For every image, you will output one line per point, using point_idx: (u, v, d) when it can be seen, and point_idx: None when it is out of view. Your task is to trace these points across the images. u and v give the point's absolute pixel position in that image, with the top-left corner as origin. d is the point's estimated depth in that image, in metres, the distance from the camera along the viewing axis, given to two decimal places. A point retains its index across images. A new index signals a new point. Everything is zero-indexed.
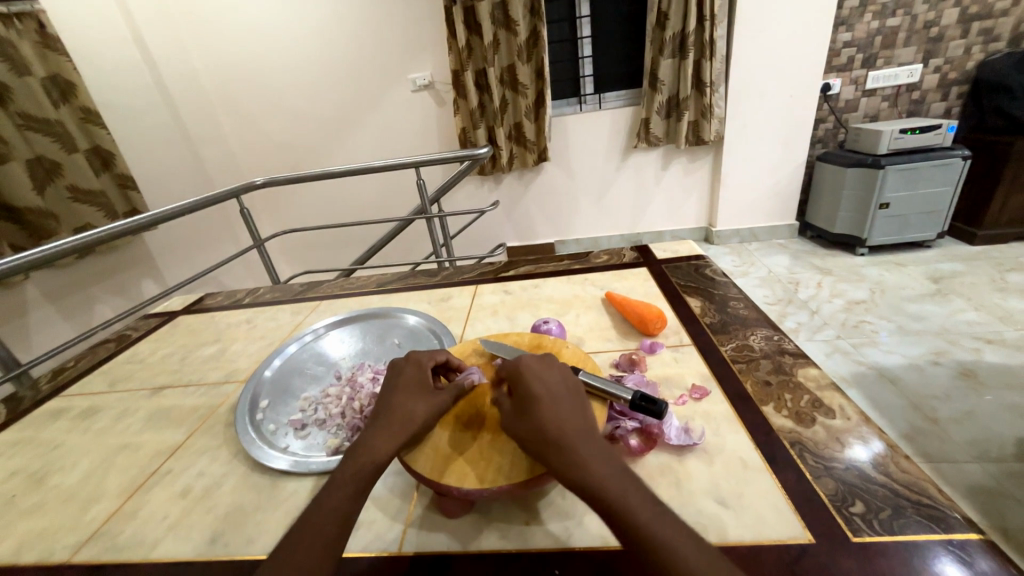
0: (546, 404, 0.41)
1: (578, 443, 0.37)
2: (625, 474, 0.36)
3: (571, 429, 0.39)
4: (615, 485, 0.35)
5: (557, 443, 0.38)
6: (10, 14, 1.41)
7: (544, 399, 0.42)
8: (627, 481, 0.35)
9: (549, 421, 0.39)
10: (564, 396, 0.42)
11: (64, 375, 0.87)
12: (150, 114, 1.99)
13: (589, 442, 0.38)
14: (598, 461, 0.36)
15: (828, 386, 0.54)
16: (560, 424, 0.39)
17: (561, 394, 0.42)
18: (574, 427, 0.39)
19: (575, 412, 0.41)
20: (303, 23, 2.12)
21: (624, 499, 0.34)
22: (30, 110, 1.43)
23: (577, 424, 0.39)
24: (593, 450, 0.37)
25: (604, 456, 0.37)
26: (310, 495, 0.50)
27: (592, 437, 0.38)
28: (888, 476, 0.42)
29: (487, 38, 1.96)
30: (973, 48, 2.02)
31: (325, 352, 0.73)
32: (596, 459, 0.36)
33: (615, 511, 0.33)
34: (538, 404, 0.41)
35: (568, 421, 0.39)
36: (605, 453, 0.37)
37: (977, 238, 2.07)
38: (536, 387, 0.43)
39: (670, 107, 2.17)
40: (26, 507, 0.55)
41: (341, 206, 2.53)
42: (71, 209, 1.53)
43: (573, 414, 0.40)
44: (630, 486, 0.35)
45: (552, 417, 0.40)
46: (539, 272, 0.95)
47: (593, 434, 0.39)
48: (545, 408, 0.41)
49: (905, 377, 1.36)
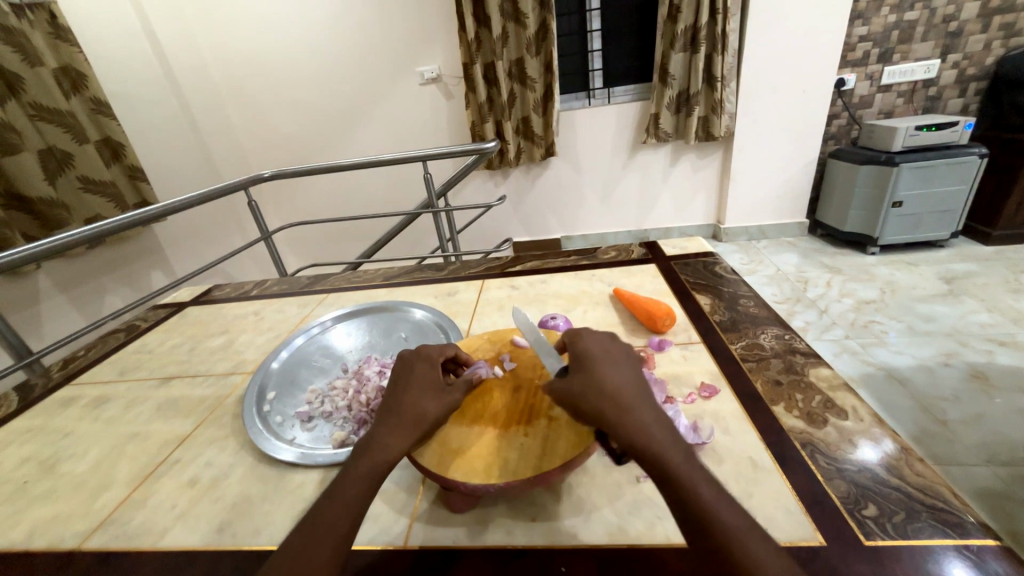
0: (609, 371, 0.39)
1: (641, 411, 0.36)
2: (685, 445, 0.35)
3: (634, 394, 0.37)
4: (676, 456, 0.34)
5: (620, 407, 0.36)
6: (23, 5, 1.42)
7: (607, 361, 0.40)
8: (688, 454, 0.34)
9: (614, 382, 0.38)
10: (627, 362, 0.41)
11: (75, 363, 0.88)
12: (159, 105, 2.00)
13: (651, 411, 0.37)
14: (660, 429, 0.35)
15: (841, 387, 0.53)
16: (624, 387, 0.38)
17: (623, 359, 0.41)
18: (638, 399, 0.37)
19: (637, 377, 0.40)
20: (312, 15, 2.11)
21: (686, 471, 0.33)
22: (42, 101, 1.44)
23: (641, 391, 0.38)
24: (655, 418, 0.36)
25: (664, 425, 0.36)
26: (317, 486, 0.50)
27: (654, 411, 0.37)
28: (901, 479, 0.42)
29: (496, 31, 1.94)
30: (993, 42, 1.97)
31: (331, 344, 0.74)
32: (658, 427, 0.35)
33: (676, 481, 0.32)
34: (601, 365, 0.40)
35: (634, 392, 0.38)
36: (666, 423, 0.36)
37: (991, 238, 2.04)
38: (597, 351, 0.42)
39: (680, 102, 2.14)
40: (39, 493, 0.56)
41: (348, 200, 2.53)
42: (84, 200, 1.55)
43: (636, 380, 0.39)
44: (689, 458, 0.34)
45: (616, 379, 0.38)
46: (546, 267, 0.94)
47: (653, 403, 0.38)
48: (609, 370, 0.39)
49: (914, 378, 1.34)
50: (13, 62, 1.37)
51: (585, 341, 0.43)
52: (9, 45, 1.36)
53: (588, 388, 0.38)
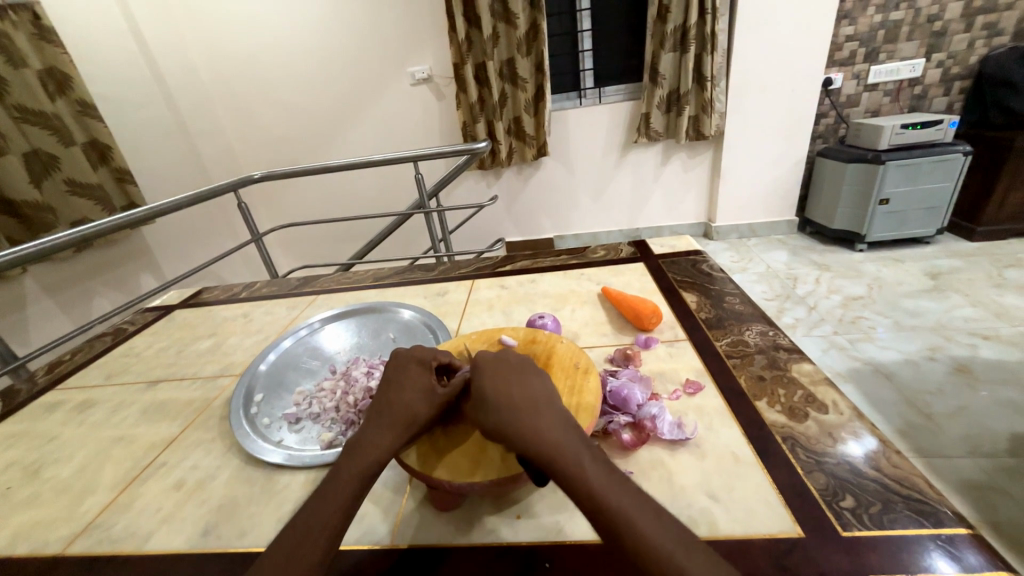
0: (505, 383, 0.41)
1: (536, 414, 0.38)
2: (584, 445, 0.36)
3: (531, 401, 0.39)
4: (572, 454, 0.35)
5: (517, 414, 0.38)
6: (5, 5, 1.40)
7: (509, 375, 0.42)
8: (586, 450, 0.36)
9: (512, 395, 0.40)
10: (531, 373, 0.43)
11: (61, 368, 0.87)
12: (146, 107, 1.97)
13: (551, 414, 0.38)
14: (559, 432, 0.37)
15: (822, 382, 0.54)
16: (523, 398, 0.40)
17: (528, 371, 0.43)
18: (535, 404, 0.39)
19: (537, 385, 0.42)
20: (302, 15, 2.10)
21: (582, 465, 0.34)
22: (27, 104, 1.42)
23: (542, 398, 0.40)
24: (553, 421, 0.38)
25: (565, 427, 0.37)
26: (303, 487, 0.50)
27: (554, 412, 0.39)
28: (879, 471, 0.42)
29: (487, 31, 1.95)
30: (976, 42, 2.01)
31: (320, 346, 0.73)
32: (555, 428, 0.37)
33: (571, 479, 0.34)
34: (501, 378, 0.42)
35: (530, 398, 0.40)
36: (567, 425, 0.38)
37: (975, 234, 2.07)
38: (500, 364, 0.43)
39: (670, 101, 2.15)
40: (22, 498, 0.56)
41: (340, 201, 2.52)
42: (70, 203, 1.53)
43: (539, 390, 0.41)
44: (588, 455, 0.35)
45: (516, 390, 0.40)
46: (535, 267, 0.94)
47: (555, 409, 0.39)
48: (508, 384, 0.41)
49: (901, 372, 1.36)
50: None
51: (488, 356, 0.44)
52: None
53: (489, 403, 0.40)
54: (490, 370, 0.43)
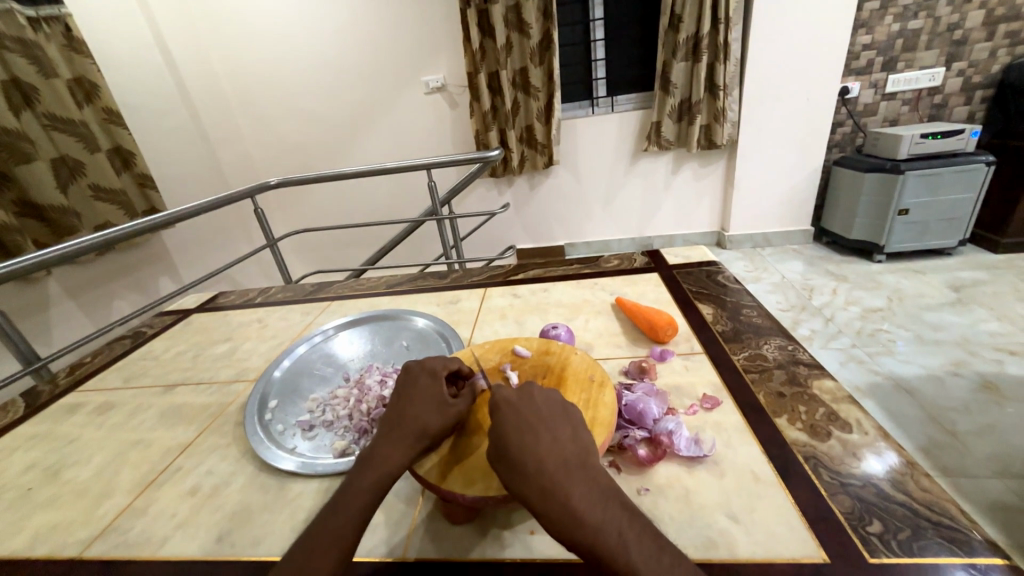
0: (534, 443, 0.38)
1: (570, 484, 0.35)
2: (623, 515, 0.34)
3: (562, 466, 0.36)
4: (613, 531, 0.33)
5: (549, 484, 0.35)
6: (39, 18, 1.46)
7: (535, 429, 0.39)
8: (627, 522, 0.34)
9: (542, 458, 0.37)
10: (557, 423, 0.40)
11: (81, 370, 0.88)
12: (168, 115, 2.02)
13: (584, 481, 0.36)
14: (594, 505, 0.34)
15: (845, 399, 0.52)
16: (553, 460, 0.37)
17: (553, 420, 0.40)
18: (566, 469, 0.36)
19: (567, 440, 0.39)
20: (320, 25, 2.15)
21: (625, 545, 0.32)
22: (56, 111, 1.46)
23: (573, 459, 0.37)
24: (588, 491, 0.35)
25: (600, 496, 0.35)
26: (316, 496, 0.50)
27: (588, 478, 0.36)
28: (907, 494, 0.41)
29: (500, 41, 1.97)
30: (998, 50, 1.97)
31: (334, 353, 0.74)
32: (590, 500, 0.35)
33: (615, 562, 0.32)
34: (527, 434, 0.38)
35: (560, 460, 0.37)
36: (603, 492, 0.36)
37: (1000, 246, 2.02)
38: (521, 417, 0.40)
39: (683, 110, 2.15)
40: (41, 500, 0.57)
41: (353, 207, 2.55)
42: (93, 207, 1.57)
43: (568, 446, 0.38)
44: (629, 530, 0.33)
45: (545, 451, 0.37)
46: (548, 276, 0.94)
47: (588, 471, 0.37)
48: (537, 441, 0.38)
49: (922, 388, 1.32)
50: (28, 73, 1.40)
51: (512, 402, 0.41)
52: (24, 56, 1.39)
53: (516, 468, 0.36)
54: (512, 424, 0.39)
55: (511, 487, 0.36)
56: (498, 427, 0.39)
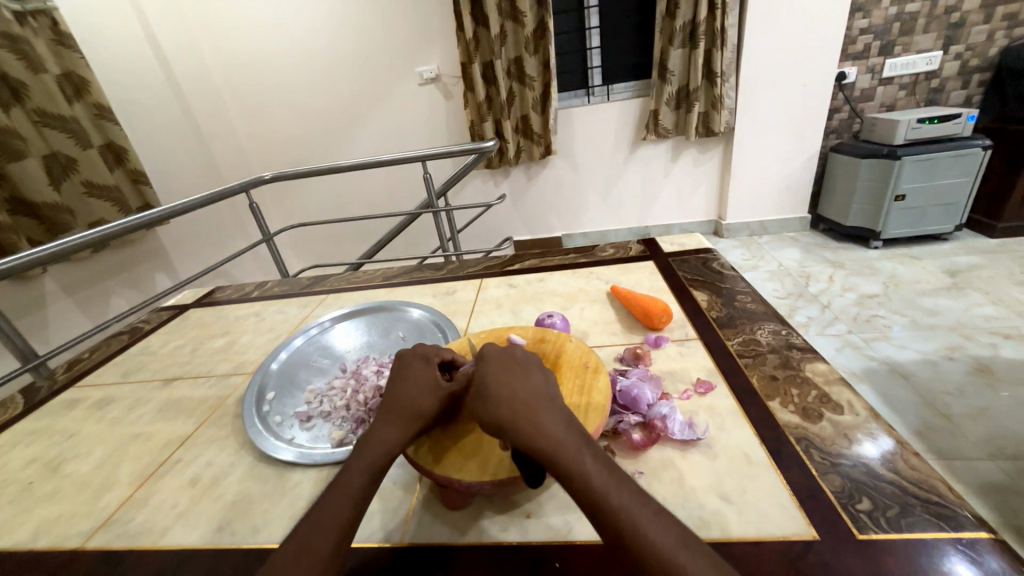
0: (509, 381, 0.41)
1: (538, 411, 0.38)
2: (586, 441, 0.36)
3: (532, 397, 0.39)
4: (571, 448, 0.35)
5: (518, 410, 0.38)
6: (25, 12, 1.44)
7: (512, 369, 0.42)
8: (586, 444, 0.36)
9: (514, 391, 0.40)
10: (535, 367, 0.43)
11: (80, 366, 0.89)
12: (160, 110, 2.00)
13: (552, 411, 0.38)
14: (560, 428, 0.37)
15: (837, 382, 0.53)
16: (525, 392, 0.40)
17: (530, 366, 0.43)
18: (536, 401, 0.39)
19: (540, 382, 0.42)
20: (312, 16, 2.12)
21: (580, 459, 0.35)
22: (46, 107, 1.45)
23: (544, 395, 0.40)
24: (553, 418, 0.38)
25: (567, 425, 0.38)
26: (314, 484, 0.51)
27: (556, 410, 0.39)
28: (896, 473, 0.42)
29: (494, 30, 1.95)
30: (996, 33, 1.95)
31: (331, 345, 0.74)
32: (556, 425, 0.37)
33: (570, 473, 0.34)
34: (503, 371, 0.42)
35: (532, 394, 0.40)
36: (569, 421, 0.38)
37: (995, 231, 2.02)
38: (501, 359, 0.44)
39: (681, 98, 2.13)
40: (43, 493, 0.57)
41: (349, 201, 2.54)
42: (88, 204, 1.56)
43: (541, 384, 0.41)
44: (588, 449, 0.36)
45: (518, 384, 0.40)
46: (544, 266, 0.94)
47: (556, 405, 0.39)
48: (512, 379, 0.41)
49: (918, 372, 1.33)
50: (16, 68, 1.38)
51: (494, 353, 0.45)
52: (10, 51, 1.37)
53: (489, 396, 0.40)
54: (492, 364, 0.43)
55: (481, 414, 0.39)
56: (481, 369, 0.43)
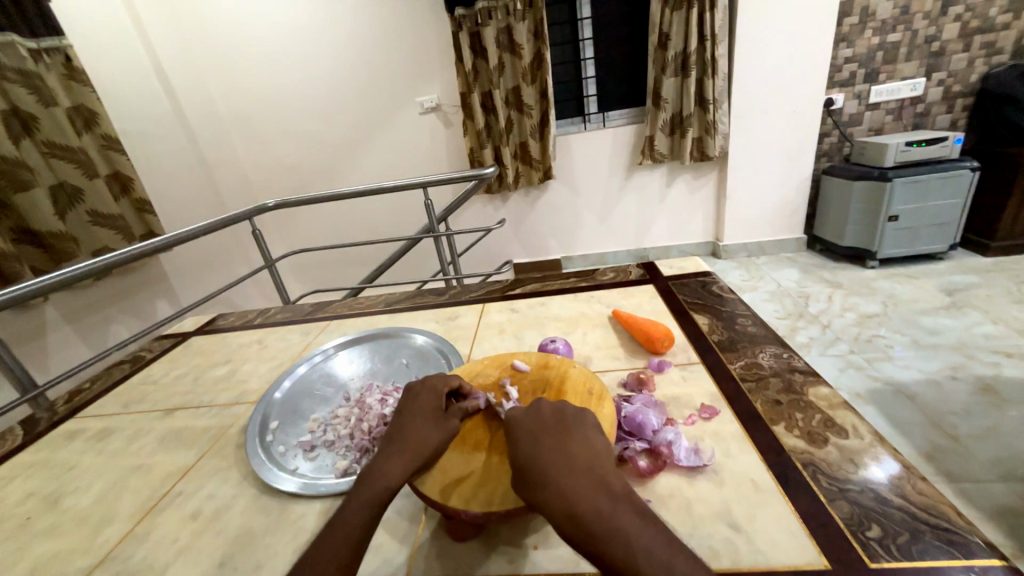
0: (546, 454, 0.40)
1: (576, 487, 0.37)
2: (631, 518, 0.35)
3: (571, 471, 0.38)
4: (615, 531, 0.34)
5: (556, 488, 0.37)
6: (41, 50, 1.49)
7: (544, 440, 0.42)
8: (630, 522, 0.34)
9: (552, 466, 0.39)
10: (567, 431, 0.43)
11: (80, 396, 0.88)
12: (166, 140, 2.05)
13: (588, 487, 0.37)
14: (603, 506, 0.36)
15: (841, 406, 0.53)
16: (562, 463, 0.39)
17: (567, 433, 0.43)
18: (575, 477, 0.38)
19: (580, 448, 0.41)
20: (317, 50, 2.20)
21: (625, 543, 0.33)
22: (55, 139, 1.49)
23: (582, 465, 0.39)
24: (591, 494, 0.37)
25: (610, 499, 0.36)
26: (319, 516, 0.50)
27: (599, 484, 0.38)
28: (905, 499, 0.41)
29: (493, 62, 2.02)
30: (976, 60, 2.03)
31: (334, 372, 0.74)
32: (598, 501, 0.36)
33: (618, 561, 0.32)
34: (535, 445, 0.41)
35: (570, 467, 0.39)
36: (611, 495, 0.36)
37: (989, 250, 2.05)
38: (531, 429, 0.43)
39: (674, 124, 2.20)
40: (41, 529, 0.56)
41: (351, 226, 2.57)
42: (92, 232, 1.58)
43: (575, 453, 0.40)
44: (636, 531, 0.34)
45: (552, 459, 0.40)
46: (545, 290, 0.95)
47: (600, 475, 0.38)
48: (548, 452, 0.41)
49: (922, 393, 1.33)
50: (28, 103, 1.42)
51: (526, 421, 0.44)
52: (25, 87, 1.42)
53: (522, 474, 0.39)
54: (522, 438, 0.43)
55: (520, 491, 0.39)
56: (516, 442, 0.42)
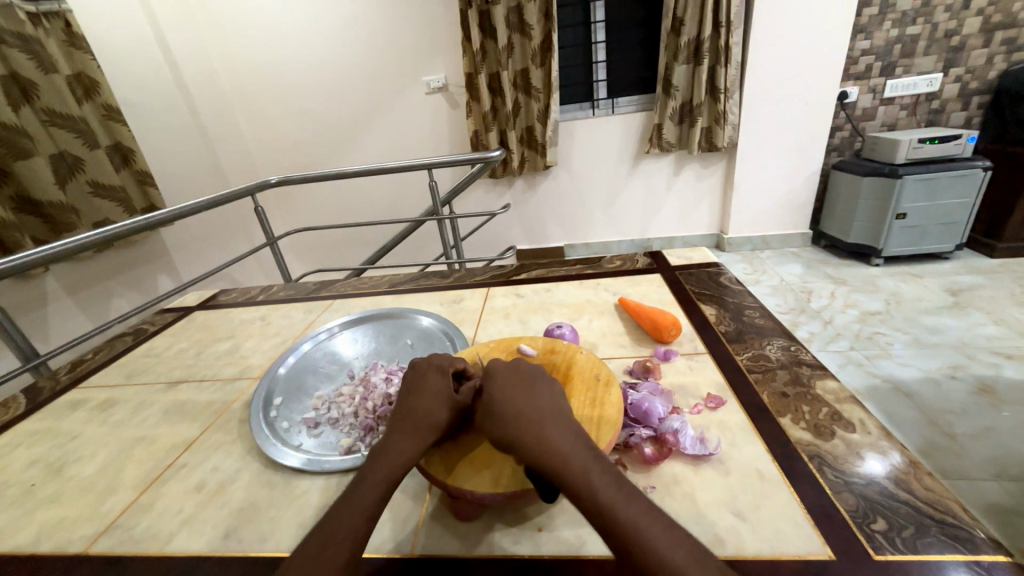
0: (514, 395, 0.40)
1: (544, 424, 0.37)
2: (593, 456, 0.36)
3: (539, 411, 0.39)
4: (581, 466, 0.35)
5: (526, 425, 0.37)
6: (39, 13, 1.45)
7: (517, 385, 0.41)
8: (595, 462, 0.35)
9: (519, 406, 0.39)
10: (542, 386, 0.42)
11: (83, 367, 0.88)
12: (168, 113, 2.01)
13: (557, 426, 0.38)
14: (568, 443, 0.36)
15: (848, 400, 0.53)
16: (529, 404, 0.39)
17: (534, 380, 0.43)
18: (541, 416, 0.38)
19: (547, 394, 0.41)
20: (321, 23, 2.14)
21: (592, 479, 0.34)
22: (56, 107, 1.46)
23: (550, 406, 0.39)
24: (561, 433, 0.37)
25: (573, 437, 0.37)
26: (323, 493, 0.50)
27: (565, 424, 0.38)
28: (911, 493, 0.41)
29: (502, 42, 1.98)
30: (995, 56, 1.99)
31: (337, 351, 0.74)
32: (563, 439, 0.36)
33: (582, 494, 0.33)
34: (517, 399, 0.40)
35: (537, 408, 0.39)
36: (577, 436, 0.37)
37: (996, 251, 2.03)
38: (509, 385, 0.41)
39: (684, 113, 2.16)
40: (46, 496, 0.56)
41: (353, 207, 2.55)
42: (92, 204, 1.56)
43: (545, 397, 0.40)
44: (597, 468, 0.35)
45: (521, 399, 0.40)
46: (550, 276, 0.94)
47: (566, 418, 0.39)
48: (516, 393, 0.40)
49: (920, 391, 1.33)
50: (27, 68, 1.39)
51: (498, 363, 0.44)
52: (25, 52, 1.39)
53: (505, 432, 0.38)
54: (496, 381, 0.42)
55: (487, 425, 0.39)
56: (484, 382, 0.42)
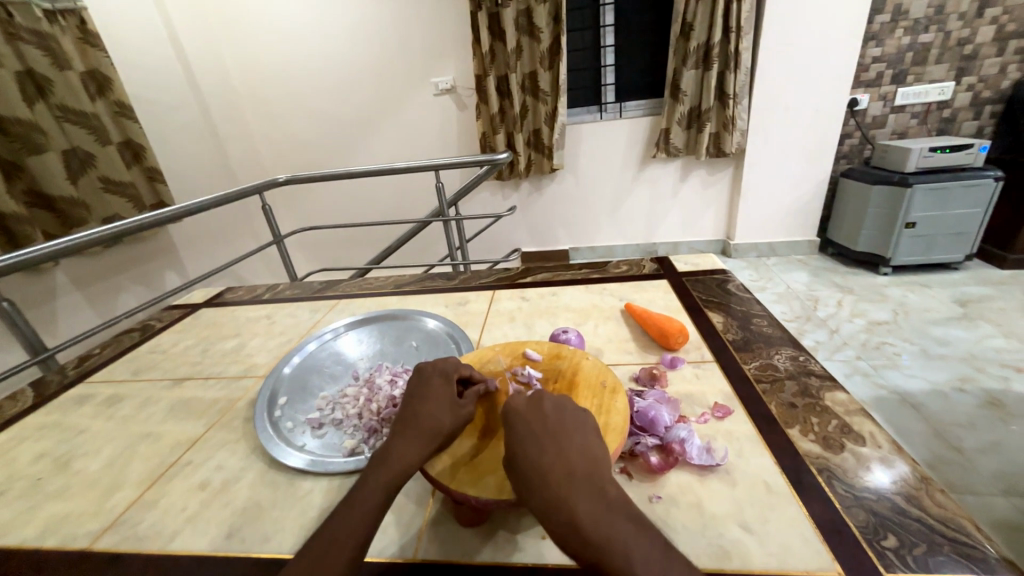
0: (543, 457, 0.38)
1: (574, 494, 0.36)
2: (630, 528, 0.34)
3: (567, 476, 0.37)
4: (618, 544, 0.33)
5: (555, 495, 0.36)
6: (55, 11, 1.47)
7: (545, 442, 0.40)
8: (634, 536, 0.33)
9: (548, 470, 0.37)
10: (572, 442, 0.40)
11: (90, 361, 0.89)
12: (179, 111, 2.03)
13: (590, 495, 0.36)
14: (602, 517, 0.34)
15: (858, 412, 0.52)
16: (559, 468, 0.37)
17: (564, 434, 0.41)
18: (571, 484, 0.36)
19: (579, 452, 0.39)
20: (332, 24, 2.16)
21: (630, 560, 0.32)
22: (69, 103, 1.47)
23: (581, 469, 0.38)
24: (594, 503, 0.35)
25: (608, 509, 0.35)
26: (326, 494, 0.50)
27: (599, 491, 0.36)
28: (922, 510, 0.41)
29: (511, 45, 1.98)
30: (1009, 66, 1.97)
31: (342, 352, 0.74)
32: (595, 513, 0.35)
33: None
34: (546, 462, 0.38)
35: (567, 472, 0.37)
36: (612, 505, 0.35)
37: (1006, 262, 2.01)
38: (538, 443, 0.40)
39: (692, 118, 2.15)
40: (51, 490, 0.57)
41: (360, 206, 2.56)
42: (103, 200, 1.57)
43: (575, 456, 0.38)
44: (636, 543, 0.33)
45: (550, 461, 0.38)
46: (556, 280, 0.94)
47: (599, 481, 0.37)
48: (545, 452, 0.39)
49: (928, 403, 1.32)
50: (42, 65, 1.41)
51: (523, 411, 0.43)
52: (40, 48, 1.40)
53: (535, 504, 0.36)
54: (523, 436, 0.40)
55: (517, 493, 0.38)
56: (511, 438, 0.40)
